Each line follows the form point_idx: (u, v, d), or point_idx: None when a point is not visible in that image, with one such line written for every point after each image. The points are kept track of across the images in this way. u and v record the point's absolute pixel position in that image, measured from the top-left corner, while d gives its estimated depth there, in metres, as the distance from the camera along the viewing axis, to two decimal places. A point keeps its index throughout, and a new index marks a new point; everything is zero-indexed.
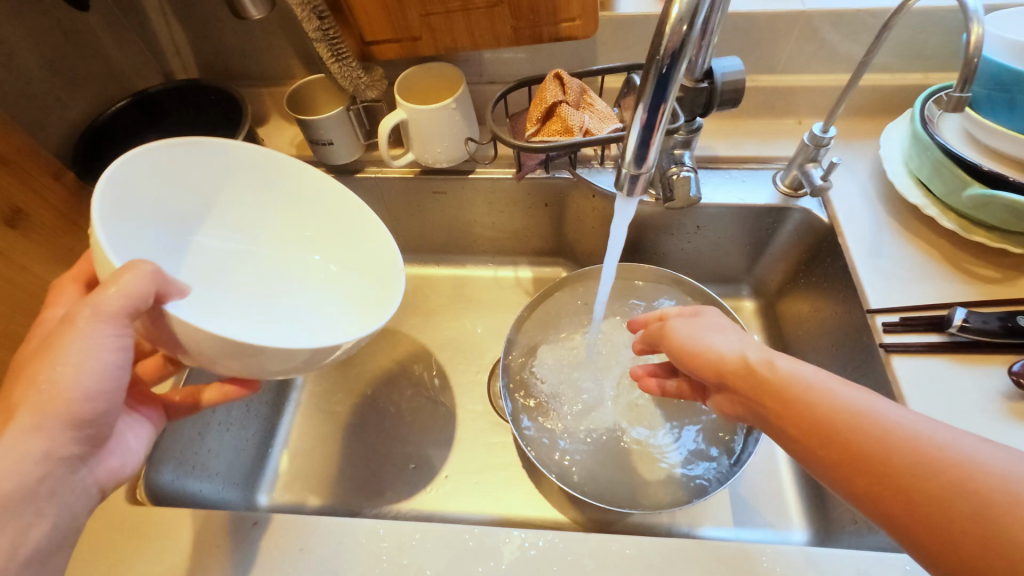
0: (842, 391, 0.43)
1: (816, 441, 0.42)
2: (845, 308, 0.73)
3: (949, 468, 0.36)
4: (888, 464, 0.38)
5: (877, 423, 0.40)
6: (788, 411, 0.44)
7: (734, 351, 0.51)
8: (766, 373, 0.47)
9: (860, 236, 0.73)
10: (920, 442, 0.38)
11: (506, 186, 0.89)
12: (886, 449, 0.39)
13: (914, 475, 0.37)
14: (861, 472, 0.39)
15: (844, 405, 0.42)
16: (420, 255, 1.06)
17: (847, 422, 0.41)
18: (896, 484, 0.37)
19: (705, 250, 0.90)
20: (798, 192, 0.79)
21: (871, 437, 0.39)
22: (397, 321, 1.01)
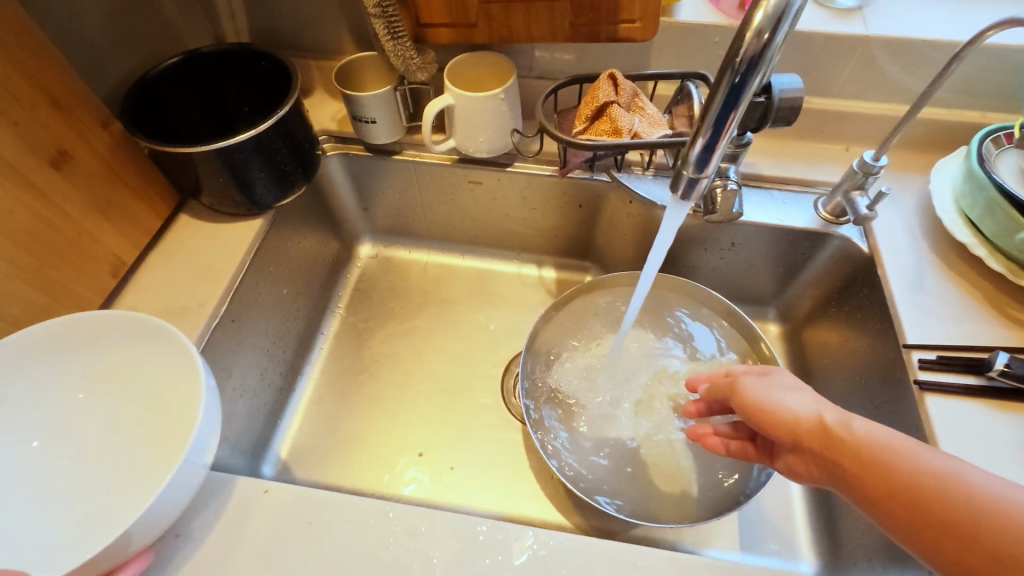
0: (921, 453, 0.43)
1: (899, 502, 0.42)
2: (877, 341, 0.71)
3: None
4: (982, 531, 0.38)
5: (961, 485, 0.40)
6: (870, 472, 0.43)
7: (808, 411, 0.49)
8: (844, 435, 0.46)
9: (902, 269, 0.71)
10: (1009, 506, 0.38)
11: (542, 182, 0.89)
12: (973, 511, 0.38)
13: (1008, 539, 0.36)
14: (950, 536, 0.39)
15: (929, 470, 0.41)
16: (445, 244, 1.06)
17: (933, 487, 0.41)
18: (989, 547, 0.37)
19: (736, 268, 0.89)
20: (839, 219, 0.78)
21: (958, 501, 0.39)
22: (417, 308, 1.01)
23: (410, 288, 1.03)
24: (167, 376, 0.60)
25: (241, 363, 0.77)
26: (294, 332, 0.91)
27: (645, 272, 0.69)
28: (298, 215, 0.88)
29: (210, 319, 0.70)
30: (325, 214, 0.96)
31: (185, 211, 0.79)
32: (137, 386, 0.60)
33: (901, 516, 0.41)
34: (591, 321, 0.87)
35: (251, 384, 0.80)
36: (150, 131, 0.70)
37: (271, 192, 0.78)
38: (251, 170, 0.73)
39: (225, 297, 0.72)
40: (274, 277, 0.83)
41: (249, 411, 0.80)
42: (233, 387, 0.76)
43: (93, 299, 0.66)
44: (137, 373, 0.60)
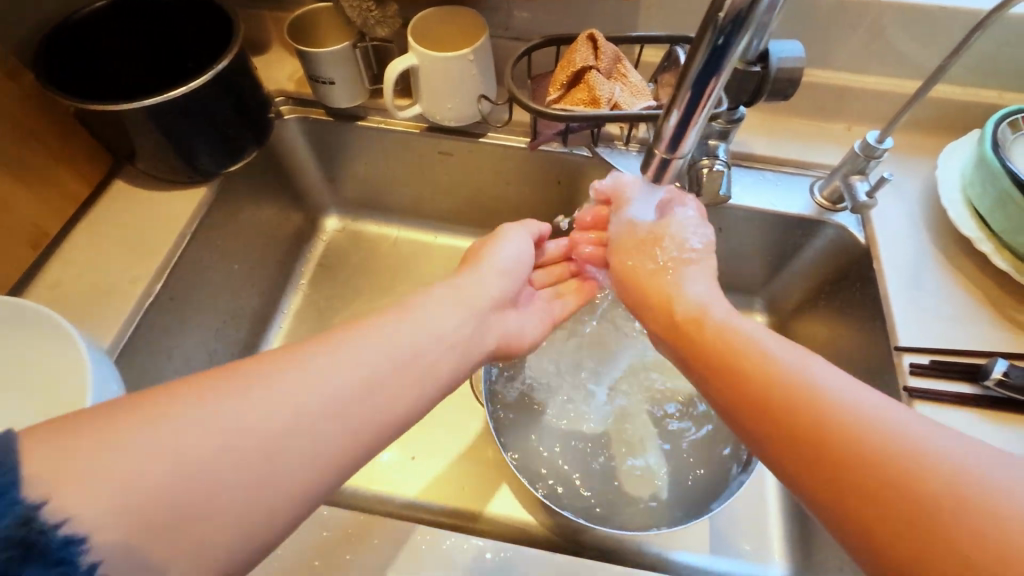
0: (739, 322, 0.47)
1: (696, 349, 0.47)
2: (869, 339, 0.66)
3: (788, 379, 0.40)
4: (746, 370, 0.42)
5: (753, 344, 0.44)
6: (689, 327, 0.49)
7: (666, 287, 0.55)
8: (680, 305, 0.52)
9: (899, 263, 0.66)
10: (782, 362, 0.41)
11: (517, 155, 0.82)
12: (746, 358, 0.43)
13: (759, 379, 0.41)
14: (719, 374, 0.44)
15: (734, 331, 0.46)
16: (417, 219, 0.99)
17: (725, 340, 0.45)
18: (741, 383, 0.42)
19: (723, 254, 0.83)
20: (836, 206, 0.72)
21: (738, 349, 0.44)
22: (384, 287, 0.95)
23: (379, 265, 0.97)
24: (59, 363, 0.52)
25: (184, 344, 0.71)
26: (249, 310, 0.84)
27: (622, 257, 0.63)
28: (252, 185, 0.81)
29: (144, 297, 0.63)
30: (285, 184, 0.88)
31: (120, 176, 0.72)
32: (28, 378, 0.53)
33: (760, 417, 0.40)
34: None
35: (198, 367, 0.74)
36: (71, 88, 0.62)
37: (216, 158, 0.70)
38: (190, 133, 0.66)
39: (161, 273, 0.66)
40: (223, 253, 0.77)
41: None
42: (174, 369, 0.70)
43: (10, 272, 0.60)
44: (26, 364, 0.53)
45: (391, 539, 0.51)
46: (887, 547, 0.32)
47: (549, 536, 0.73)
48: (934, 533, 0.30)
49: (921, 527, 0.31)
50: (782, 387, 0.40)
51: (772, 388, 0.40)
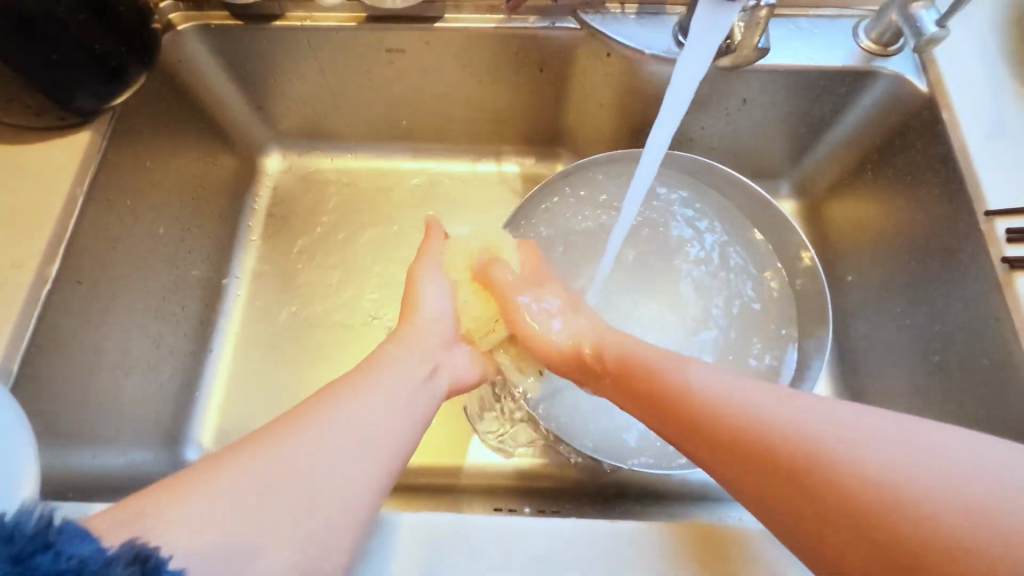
0: (679, 366, 0.45)
1: (634, 399, 0.47)
2: (943, 207, 0.55)
3: (691, 403, 0.42)
4: (666, 402, 0.43)
5: (669, 377, 0.45)
6: (621, 371, 0.49)
7: (565, 338, 0.54)
8: (589, 357, 0.52)
9: (977, 107, 0.55)
10: (696, 390, 0.42)
11: (487, 40, 0.65)
12: (658, 389, 0.45)
13: (673, 404, 0.43)
14: (656, 415, 0.44)
15: (671, 372, 0.45)
16: (375, 145, 0.81)
17: (653, 381, 0.45)
18: (664, 409, 0.43)
19: (746, 134, 0.68)
20: (888, 48, 0.59)
21: (657, 384, 0.45)
22: (348, 229, 0.79)
23: (337, 206, 0.80)
24: None
25: (115, 335, 0.58)
26: (193, 280, 0.70)
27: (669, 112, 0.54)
28: (161, 123, 0.64)
29: (39, 285, 0.50)
30: (204, 119, 0.70)
31: None
32: None
33: (689, 449, 0.41)
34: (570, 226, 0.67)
35: (142, 357, 0.62)
36: None
37: (87, 86, 0.52)
38: (34, 59, 0.47)
39: (55, 254, 0.52)
40: (138, 213, 0.61)
41: (144, 391, 0.62)
42: (111, 366, 0.58)
43: None
44: None
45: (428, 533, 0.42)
46: (821, 529, 0.33)
47: (586, 482, 0.64)
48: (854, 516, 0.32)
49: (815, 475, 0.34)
50: (690, 406, 0.42)
51: (690, 411, 0.41)
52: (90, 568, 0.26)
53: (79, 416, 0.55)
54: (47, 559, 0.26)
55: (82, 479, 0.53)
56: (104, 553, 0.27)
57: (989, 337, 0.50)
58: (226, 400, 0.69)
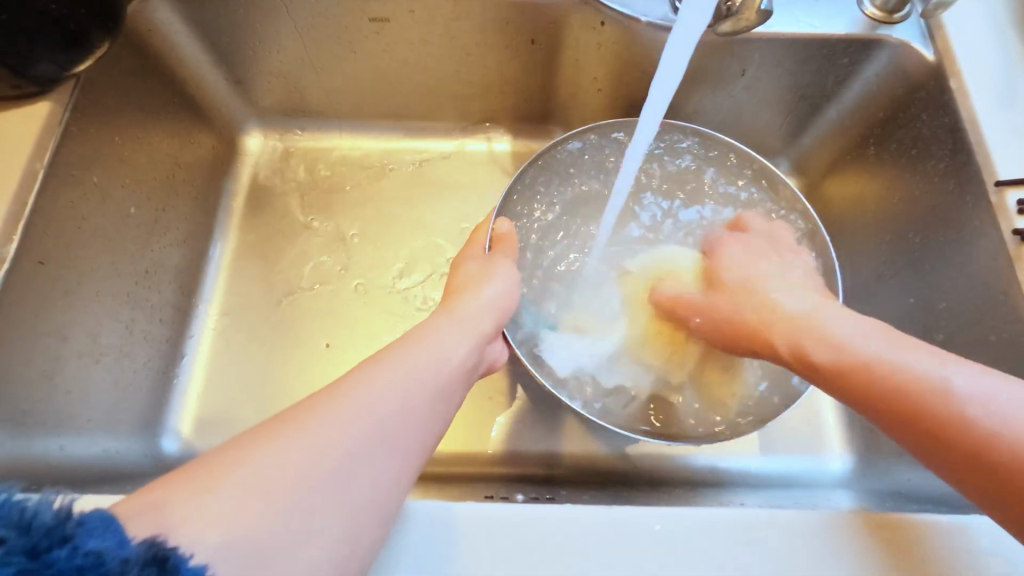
0: (922, 356, 0.39)
1: (845, 388, 0.42)
2: (948, 182, 0.53)
3: (921, 401, 0.38)
4: (881, 394, 0.40)
5: (892, 366, 0.40)
6: (829, 369, 0.43)
7: (813, 324, 0.45)
8: (809, 344, 0.44)
9: (986, 77, 0.53)
10: (943, 385, 0.37)
11: (474, 8, 0.62)
12: (877, 383, 0.40)
13: (887, 398, 0.39)
14: (878, 407, 0.40)
15: (904, 364, 0.39)
16: (360, 123, 0.77)
17: (883, 377, 0.40)
18: (873, 399, 0.40)
19: (744, 108, 0.66)
20: (893, 16, 0.56)
21: (884, 380, 0.40)
22: (332, 211, 0.76)
23: (320, 186, 0.77)
24: None
25: (80, 319, 0.55)
26: (169, 262, 0.67)
27: (650, 104, 0.52)
28: (129, 96, 0.60)
29: None
30: (177, 92, 0.66)
31: None
32: None
33: (865, 405, 0.41)
34: (573, 191, 0.64)
35: (113, 343, 0.59)
36: None
37: (43, 51, 0.49)
38: None
39: (13, 231, 0.49)
40: (107, 192, 0.58)
41: (117, 380, 0.59)
42: (77, 352, 0.55)
43: None
44: None
45: (413, 521, 0.39)
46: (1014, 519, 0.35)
47: (579, 467, 0.62)
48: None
49: (996, 460, 0.35)
50: (932, 405, 0.37)
51: (923, 422, 0.37)
52: (106, 565, 0.25)
53: (42, 404, 0.52)
54: (63, 554, 0.25)
55: (49, 470, 0.51)
56: (124, 548, 0.26)
57: (997, 312, 0.48)
58: (206, 389, 0.67)
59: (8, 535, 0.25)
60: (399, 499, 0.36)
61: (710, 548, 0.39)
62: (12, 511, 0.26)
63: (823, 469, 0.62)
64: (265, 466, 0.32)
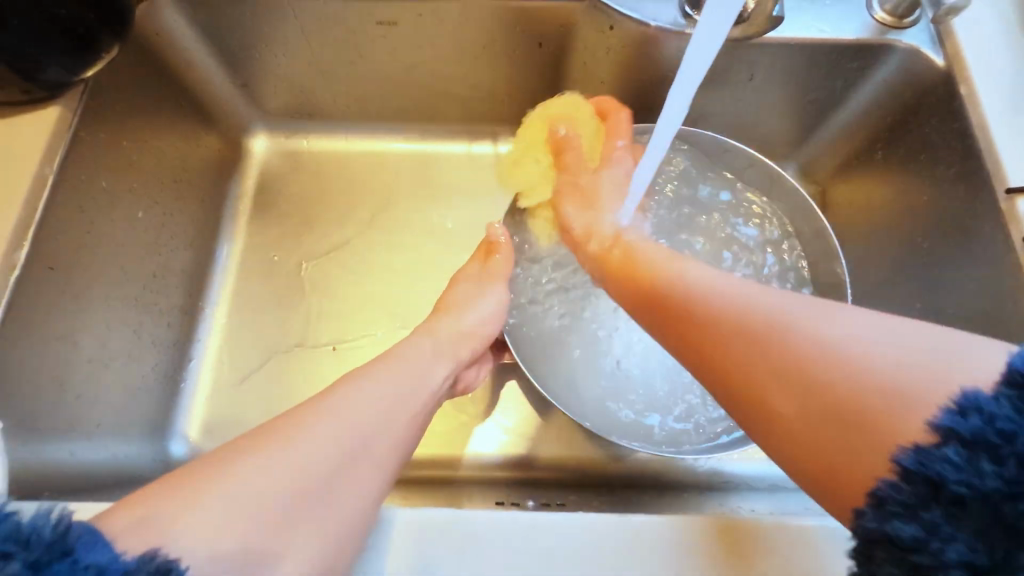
0: (742, 295, 0.41)
1: (690, 336, 0.42)
2: (957, 188, 0.53)
3: (736, 342, 0.39)
4: (711, 336, 0.40)
5: (712, 306, 0.41)
6: (677, 314, 0.43)
7: (684, 273, 0.45)
8: (672, 287, 0.45)
9: (996, 83, 0.53)
10: (751, 327, 0.39)
11: (483, 11, 0.62)
12: (710, 324, 0.41)
13: (715, 338, 0.40)
14: (705, 351, 0.41)
15: (733, 302, 0.41)
16: (366, 126, 0.77)
17: (710, 318, 0.41)
18: (703, 343, 0.41)
19: (752, 112, 0.66)
20: (903, 20, 0.56)
21: (712, 323, 0.41)
22: (338, 214, 0.75)
23: (328, 189, 0.77)
24: None
25: (90, 324, 0.55)
26: (176, 267, 0.67)
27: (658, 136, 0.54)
28: (137, 100, 0.60)
29: (7, 271, 0.47)
30: (184, 95, 0.66)
31: None
32: None
33: (698, 353, 0.42)
34: None
35: (122, 348, 0.59)
36: None
37: (52, 55, 0.48)
38: None
39: (23, 237, 0.48)
40: (115, 197, 0.58)
41: (126, 385, 0.59)
42: (86, 357, 0.55)
43: None
44: None
45: (425, 531, 0.39)
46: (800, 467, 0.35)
47: (587, 472, 0.62)
48: (830, 409, 0.34)
49: (751, 362, 0.37)
50: (741, 347, 0.38)
51: (736, 364, 0.38)
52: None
53: (53, 410, 0.52)
54: (64, 566, 0.26)
55: (60, 476, 0.51)
56: (120, 561, 0.27)
57: (1006, 319, 0.48)
58: (213, 393, 0.67)
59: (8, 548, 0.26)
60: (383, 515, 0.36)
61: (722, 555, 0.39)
62: (9, 527, 0.27)
63: None
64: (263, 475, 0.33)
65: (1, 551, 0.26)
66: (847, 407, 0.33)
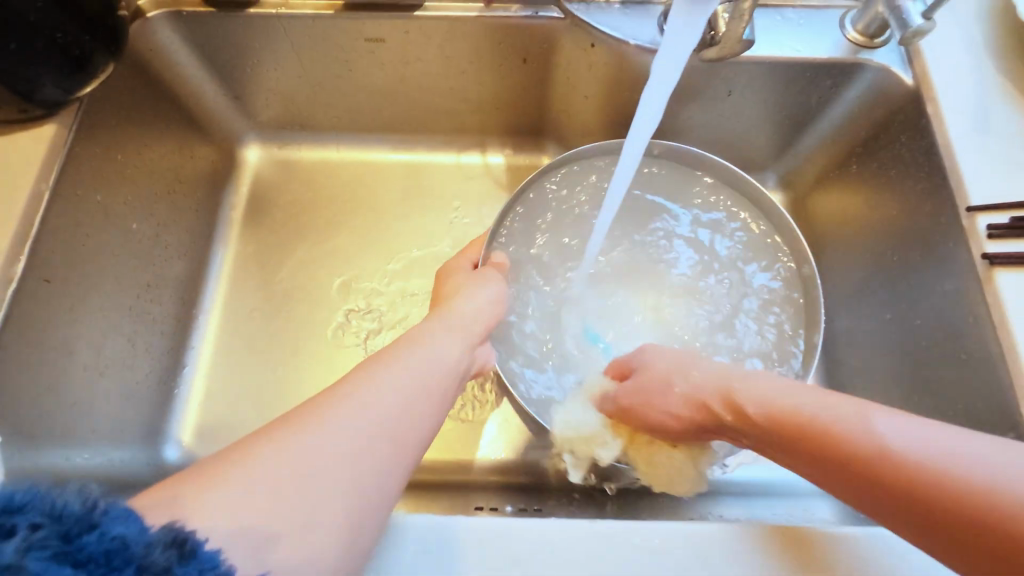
0: (810, 398, 0.39)
1: (787, 447, 0.39)
2: (925, 204, 0.55)
3: (840, 452, 0.36)
4: (810, 446, 0.37)
5: (796, 413, 0.39)
6: (757, 423, 0.41)
7: (725, 376, 0.44)
8: (732, 393, 0.43)
9: (962, 103, 0.54)
10: (848, 437, 0.36)
11: (468, 29, 0.64)
12: (804, 430, 0.38)
13: (821, 447, 0.37)
14: (813, 463, 0.37)
15: (813, 410, 0.38)
16: (357, 137, 0.79)
17: (797, 425, 0.38)
18: (807, 452, 0.38)
19: (732, 126, 0.67)
20: (875, 40, 0.58)
21: (806, 433, 0.38)
22: (329, 224, 0.77)
23: (319, 199, 0.78)
24: None
25: (85, 332, 0.57)
26: (170, 275, 0.68)
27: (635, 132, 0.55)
28: (131, 114, 0.61)
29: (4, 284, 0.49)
30: (178, 109, 0.68)
31: None
32: None
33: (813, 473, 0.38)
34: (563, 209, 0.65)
35: (116, 355, 0.60)
36: None
37: (50, 76, 0.50)
38: None
39: (20, 251, 0.50)
40: (110, 210, 0.59)
41: (120, 391, 0.61)
42: (82, 364, 0.57)
43: None
44: None
45: (405, 538, 0.41)
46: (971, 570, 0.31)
47: (569, 476, 0.64)
48: (957, 496, 0.31)
49: (877, 475, 0.34)
50: (854, 455, 0.35)
51: (869, 475, 0.35)
52: (133, 549, 0.26)
53: (49, 416, 0.53)
54: (93, 540, 0.25)
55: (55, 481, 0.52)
56: (147, 533, 0.27)
57: (967, 331, 0.50)
58: (205, 399, 0.68)
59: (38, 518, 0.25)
60: (390, 511, 0.37)
61: (688, 561, 0.41)
62: (37, 503, 0.26)
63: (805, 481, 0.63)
64: (275, 465, 0.33)
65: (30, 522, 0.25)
66: (961, 503, 0.31)
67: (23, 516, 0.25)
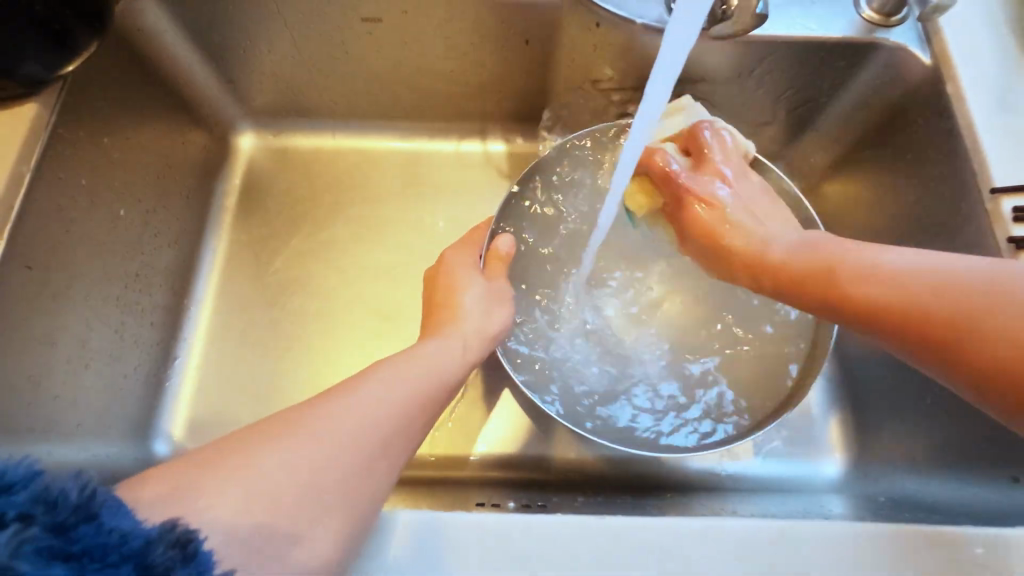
0: (828, 244, 0.44)
1: (801, 293, 0.44)
2: (944, 189, 0.53)
3: (833, 288, 0.42)
4: (821, 289, 0.43)
5: (796, 259, 0.44)
6: (781, 274, 0.45)
7: (782, 237, 0.46)
8: (773, 256, 0.45)
9: (983, 82, 0.52)
10: (838, 269, 0.42)
11: (468, 9, 0.62)
12: (819, 279, 0.43)
13: (822, 288, 0.43)
14: (812, 300, 0.44)
15: (822, 255, 0.43)
16: (354, 124, 0.77)
17: (807, 274, 0.43)
18: (813, 293, 0.43)
19: (741, 111, 0.65)
20: (891, 19, 0.56)
21: (806, 277, 0.43)
22: (326, 213, 0.75)
23: (315, 188, 0.76)
24: None
25: (69, 323, 0.55)
26: (159, 265, 0.66)
27: None
28: (118, 97, 0.59)
29: None
30: (168, 92, 0.66)
31: None
32: None
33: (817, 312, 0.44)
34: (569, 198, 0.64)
35: (103, 348, 0.58)
36: None
37: (29, 53, 0.48)
38: None
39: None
40: (95, 196, 0.57)
41: (107, 385, 0.59)
42: (66, 356, 0.55)
43: None
44: None
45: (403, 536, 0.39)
46: (962, 374, 0.38)
47: (574, 472, 0.62)
48: (1017, 358, 0.36)
49: (852, 297, 0.42)
50: (837, 284, 0.42)
51: (847, 302, 0.42)
52: (130, 545, 0.27)
53: (31, 410, 0.51)
54: (89, 531, 0.27)
55: None
56: (143, 528, 0.28)
57: None
58: (198, 394, 0.66)
59: (36, 511, 0.27)
60: None
61: (700, 558, 0.39)
62: (37, 489, 0.27)
63: (818, 477, 0.61)
64: None
65: (28, 512, 0.27)
66: (960, 322, 0.37)
67: (17, 503, 0.27)
